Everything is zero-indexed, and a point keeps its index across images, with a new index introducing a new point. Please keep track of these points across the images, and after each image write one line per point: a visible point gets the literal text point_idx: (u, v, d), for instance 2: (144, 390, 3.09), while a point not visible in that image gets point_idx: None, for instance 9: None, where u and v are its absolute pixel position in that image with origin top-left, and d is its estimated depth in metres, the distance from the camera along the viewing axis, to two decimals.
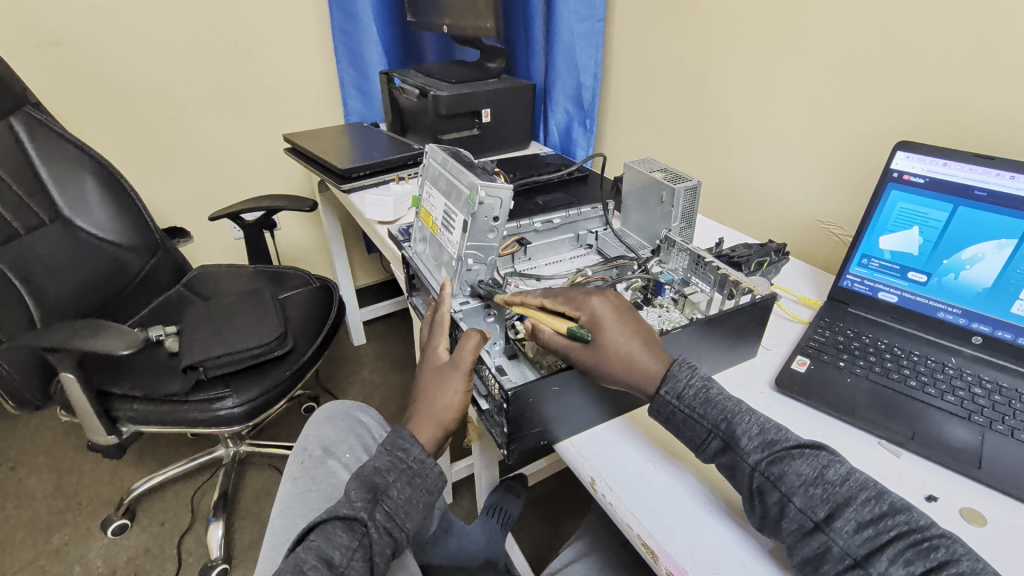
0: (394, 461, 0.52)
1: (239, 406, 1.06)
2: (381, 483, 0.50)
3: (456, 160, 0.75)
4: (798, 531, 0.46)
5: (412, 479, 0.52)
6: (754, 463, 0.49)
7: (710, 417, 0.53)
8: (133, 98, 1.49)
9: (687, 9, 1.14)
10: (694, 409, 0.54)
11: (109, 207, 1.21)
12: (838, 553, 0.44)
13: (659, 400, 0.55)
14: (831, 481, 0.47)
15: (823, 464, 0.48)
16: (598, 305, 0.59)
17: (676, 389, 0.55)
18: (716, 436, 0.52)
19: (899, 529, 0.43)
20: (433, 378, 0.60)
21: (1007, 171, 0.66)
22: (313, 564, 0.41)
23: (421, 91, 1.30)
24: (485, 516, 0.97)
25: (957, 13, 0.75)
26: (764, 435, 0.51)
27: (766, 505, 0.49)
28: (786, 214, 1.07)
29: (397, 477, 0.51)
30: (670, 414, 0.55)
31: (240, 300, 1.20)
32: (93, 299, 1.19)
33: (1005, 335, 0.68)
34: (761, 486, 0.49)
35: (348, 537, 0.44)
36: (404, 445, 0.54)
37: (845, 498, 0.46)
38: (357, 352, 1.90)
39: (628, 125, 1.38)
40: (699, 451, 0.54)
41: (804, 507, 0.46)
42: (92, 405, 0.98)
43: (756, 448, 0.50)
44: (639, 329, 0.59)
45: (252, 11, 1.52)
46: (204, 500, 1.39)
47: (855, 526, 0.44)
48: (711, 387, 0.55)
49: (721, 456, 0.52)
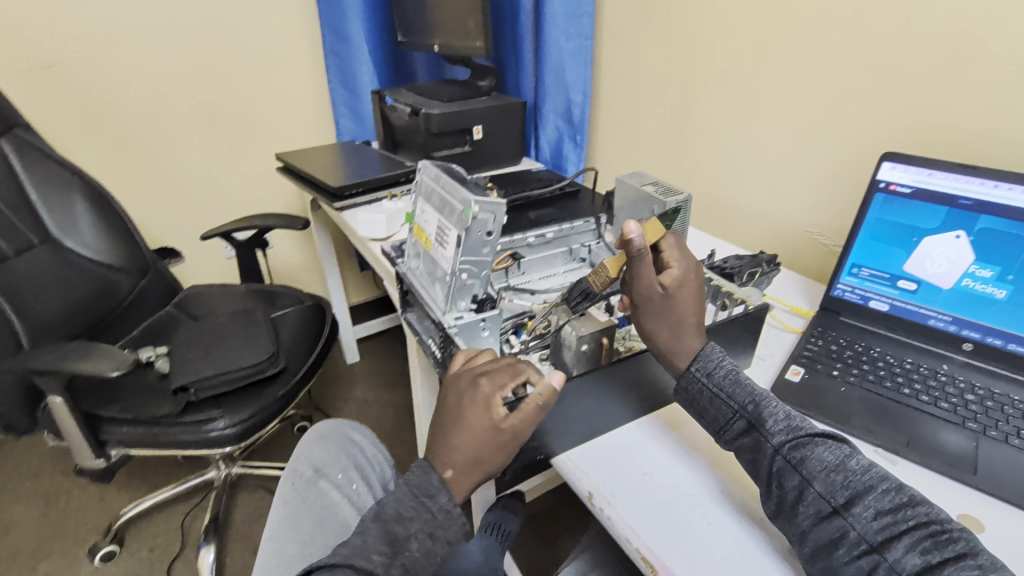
0: (417, 508, 0.50)
1: (230, 427, 1.05)
2: (400, 533, 0.48)
3: (449, 175, 0.75)
4: (816, 518, 0.46)
5: (434, 530, 0.50)
6: (777, 445, 0.50)
7: (736, 398, 0.54)
8: (123, 120, 1.49)
9: (673, 27, 1.16)
10: (723, 388, 0.56)
11: (98, 229, 1.20)
12: (855, 539, 0.44)
13: (689, 375, 0.58)
14: (853, 469, 0.47)
15: (846, 453, 0.48)
16: (691, 271, 0.63)
17: (707, 368, 0.58)
18: (742, 417, 0.53)
19: (916, 521, 0.43)
20: (483, 439, 0.52)
21: (991, 180, 0.68)
22: None
23: (412, 109, 1.31)
24: (482, 533, 0.96)
25: (935, 29, 0.78)
26: (790, 420, 0.51)
27: (783, 489, 0.49)
28: (776, 226, 1.09)
29: (419, 527, 0.49)
30: (698, 393, 0.57)
31: (232, 321, 1.19)
32: (83, 321, 1.17)
33: (994, 341, 0.69)
34: (781, 470, 0.49)
35: None
36: (432, 490, 0.52)
37: (866, 486, 0.46)
38: (350, 370, 1.88)
39: (617, 140, 1.40)
40: (723, 432, 0.55)
41: (825, 492, 0.46)
42: (80, 429, 0.96)
43: (781, 431, 0.51)
44: (701, 308, 0.63)
45: (245, 33, 1.53)
46: (194, 525, 1.36)
47: (874, 514, 0.44)
48: (741, 373, 0.57)
49: (744, 437, 0.53)
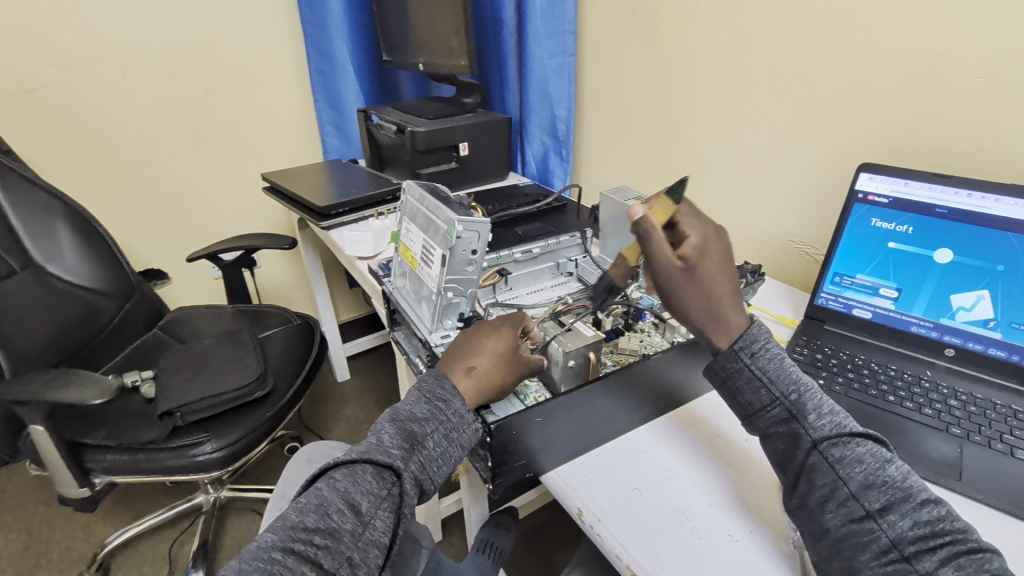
0: (432, 412, 0.54)
1: (217, 451, 1.03)
2: (417, 432, 0.52)
3: (433, 195, 0.75)
4: (845, 519, 0.46)
5: (449, 433, 0.54)
6: (817, 439, 0.49)
7: (780, 385, 0.52)
8: (107, 143, 1.49)
9: (654, 43, 1.19)
10: (765, 373, 0.53)
11: (81, 252, 1.19)
12: (885, 544, 0.44)
13: (730, 354, 0.54)
14: (892, 475, 0.46)
15: (885, 458, 0.48)
16: (712, 237, 0.56)
17: (751, 348, 0.54)
18: (782, 406, 0.51)
19: (952, 535, 0.43)
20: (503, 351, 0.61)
21: (965, 189, 0.69)
22: (339, 507, 0.45)
23: (398, 127, 1.32)
24: (476, 552, 0.95)
25: (905, 44, 0.80)
26: (834, 417, 0.50)
27: (813, 486, 0.48)
28: (760, 236, 1.10)
29: (435, 428, 0.53)
30: (734, 372, 0.54)
31: (218, 343, 1.18)
32: (68, 346, 1.15)
33: (975, 346, 0.70)
34: (815, 465, 0.48)
35: (377, 485, 0.47)
36: (445, 397, 0.56)
37: (904, 494, 0.45)
38: (341, 388, 1.87)
39: (602, 154, 1.42)
40: (757, 417, 0.53)
41: (860, 495, 0.46)
42: (63, 458, 0.95)
43: (824, 426, 0.49)
44: (732, 275, 0.57)
45: (230, 54, 1.54)
46: (182, 551, 1.34)
47: (911, 524, 0.44)
48: (785, 358, 0.54)
49: (782, 425, 0.51)
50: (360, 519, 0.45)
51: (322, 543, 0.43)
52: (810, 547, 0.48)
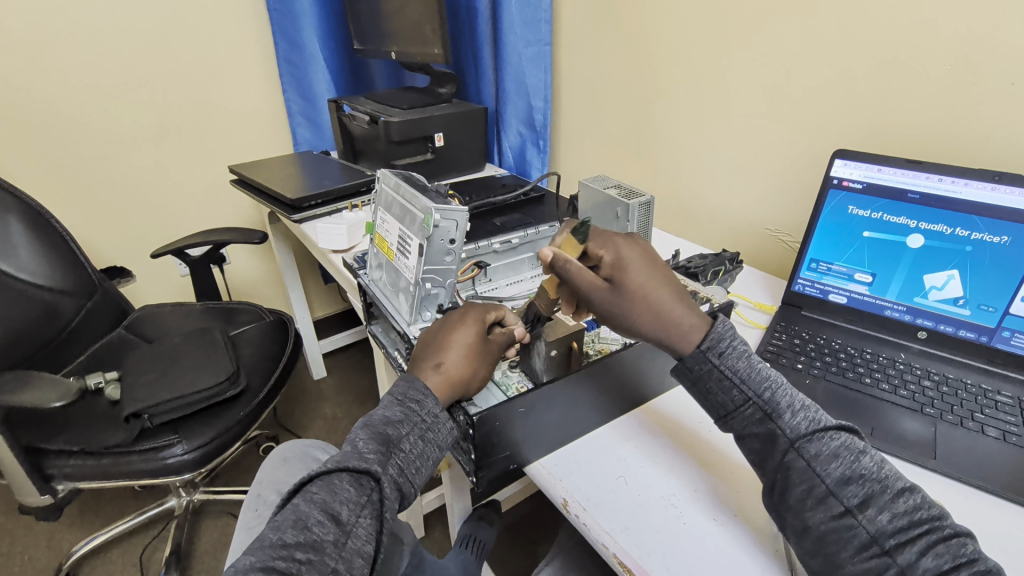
0: (406, 413, 0.52)
1: (189, 453, 0.99)
2: (393, 435, 0.50)
3: (408, 183, 0.73)
4: (827, 517, 0.46)
5: (425, 433, 0.52)
6: (792, 437, 0.49)
7: (751, 384, 0.51)
8: (63, 134, 1.42)
9: (629, 31, 1.18)
10: (735, 374, 0.52)
11: (35, 249, 1.12)
12: (866, 540, 0.44)
13: (698, 355, 0.53)
14: (869, 469, 0.46)
15: (859, 451, 0.48)
16: (624, 247, 0.55)
17: (718, 347, 0.53)
18: (756, 405, 0.51)
19: (930, 523, 0.44)
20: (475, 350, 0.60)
21: (937, 174, 0.70)
22: (318, 518, 0.42)
23: (371, 118, 1.29)
24: (459, 547, 0.93)
25: (878, 31, 0.81)
26: (807, 412, 0.50)
27: (791, 485, 0.48)
28: (737, 224, 1.11)
29: (410, 430, 0.51)
30: (704, 373, 0.53)
31: (187, 341, 1.14)
32: (25, 346, 1.09)
33: (947, 329, 0.71)
34: (790, 464, 0.48)
35: (356, 492, 0.45)
36: (418, 397, 0.54)
37: (882, 485, 0.46)
38: (317, 386, 1.83)
39: (579, 145, 1.41)
40: (731, 417, 0.52)
41: (839, 492, 0.46)
42: (22, 465, 0.90)
43: (799, 423, 0.49)
44: (665, 275, 0.56)
45: (194, 42, 1.48)
46: (154, 557, 1.29)
47: (890, 517, 0.44)
48: (751, 356, 0.53)
49: (758, 425, 0.50)
50: (341, 529, 0.43)
51: (303, 558, 0.40)
52: (792, 542, 0.48)
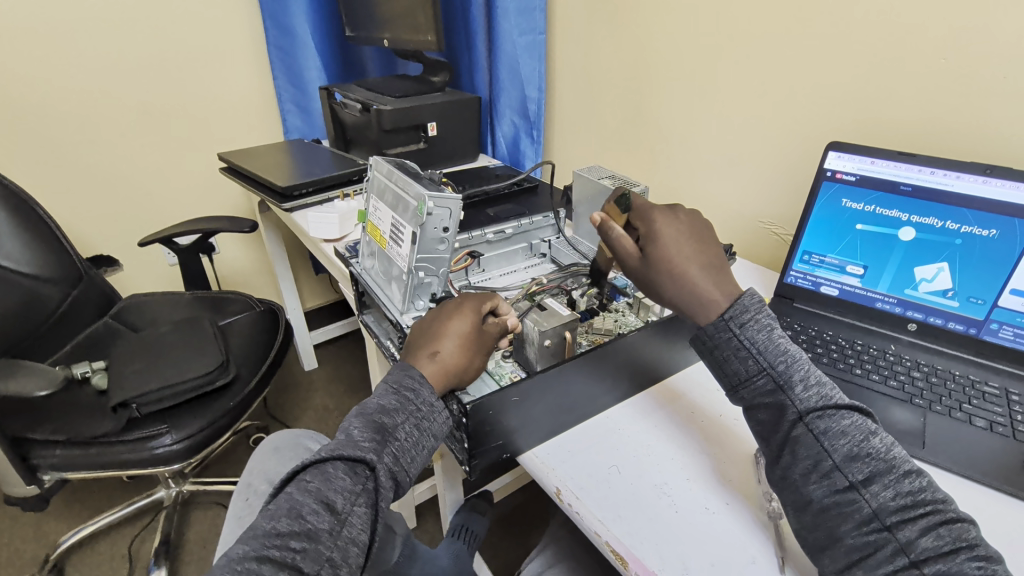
0: (401, 402, 0.52)
1: (177, 443, 0.99)
2: (388, 424, 0.50)
3: (401, 170, 0.72)
4: (829, 491, 0.46)
5: (420, 422, 0.52)
6: (804, 409, 0.49)
7: (769, 355, 0.51)
8: (46, 120, 1.38)
9: (624, 21, 1.16)
10: (754, 345, 0.52)
11: (19, 237, 1.10)
12: (868, 515, 0.44)
13: (719, 324, 0.53)
14: (875, 447, 0.46)
15: (869, 430, 0.47)
16: (662, 220, 0.57)
17: (740, 317, 0.52)
18: (769, 376, 0.51)
19: (933, 505, 0.43)
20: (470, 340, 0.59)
21: (929, 167, 0.70)
22: (312, 507, 0.42)
23: (363, 106, 1.27)
24: (451, 537, 0.94)
25: (874, 23, 0.81)
26: (821, 390, 0.50)
27: (797, 455, 0.48)
28: (729, 216, 1.11)
29: (405, 419, 0.51)
30: (722, 342, 0.53)
31: (175, 331, 1.12)
32: (8, 335, 1.07)
33: (936, 321, 0.72)
34: (800, 435, 0.48)
35: (351, 481, 0.45)
36: (413, 386, 0.54)
37: (888, 465, 0.46)
38: (308, 377, 1.82)
39: (572, 135, 1.40)
40: (744, 386, 0.52)
41: (843, 465, 0.46)
42: (7, 456, 0.89)
43: (811, 398, 0.49)
44: (703, 247, 0.57)
45: (181, 26, 1.45)
46: (143, 548, 1.29)
47: (893, 494, 0.44)
48: (775, 328, 0.53)
49: (768, 397, 0.51)
50: (337, 517, 0.43)
51: (298, 546, 0.40)
52: (791, 517, 0.49)
